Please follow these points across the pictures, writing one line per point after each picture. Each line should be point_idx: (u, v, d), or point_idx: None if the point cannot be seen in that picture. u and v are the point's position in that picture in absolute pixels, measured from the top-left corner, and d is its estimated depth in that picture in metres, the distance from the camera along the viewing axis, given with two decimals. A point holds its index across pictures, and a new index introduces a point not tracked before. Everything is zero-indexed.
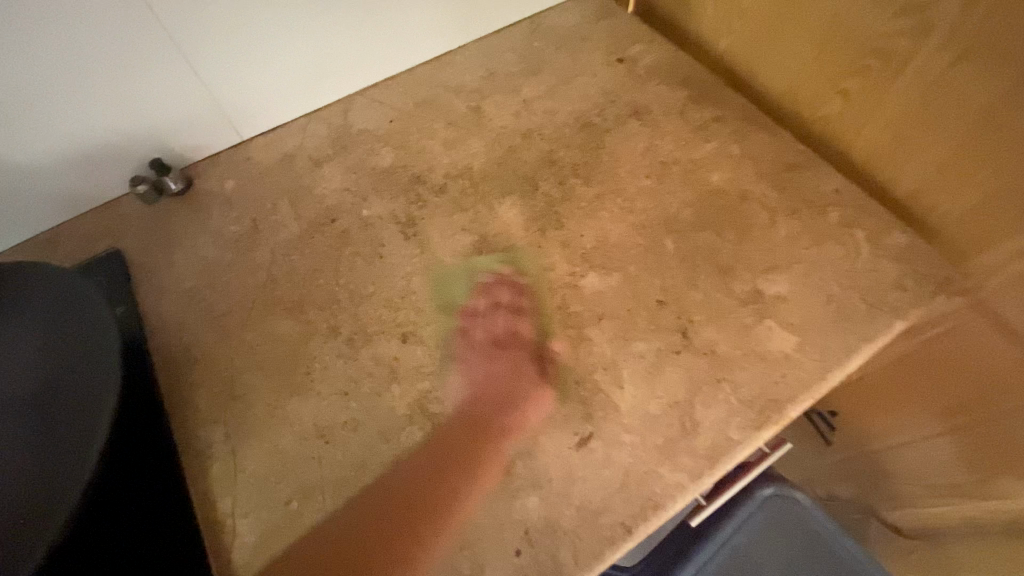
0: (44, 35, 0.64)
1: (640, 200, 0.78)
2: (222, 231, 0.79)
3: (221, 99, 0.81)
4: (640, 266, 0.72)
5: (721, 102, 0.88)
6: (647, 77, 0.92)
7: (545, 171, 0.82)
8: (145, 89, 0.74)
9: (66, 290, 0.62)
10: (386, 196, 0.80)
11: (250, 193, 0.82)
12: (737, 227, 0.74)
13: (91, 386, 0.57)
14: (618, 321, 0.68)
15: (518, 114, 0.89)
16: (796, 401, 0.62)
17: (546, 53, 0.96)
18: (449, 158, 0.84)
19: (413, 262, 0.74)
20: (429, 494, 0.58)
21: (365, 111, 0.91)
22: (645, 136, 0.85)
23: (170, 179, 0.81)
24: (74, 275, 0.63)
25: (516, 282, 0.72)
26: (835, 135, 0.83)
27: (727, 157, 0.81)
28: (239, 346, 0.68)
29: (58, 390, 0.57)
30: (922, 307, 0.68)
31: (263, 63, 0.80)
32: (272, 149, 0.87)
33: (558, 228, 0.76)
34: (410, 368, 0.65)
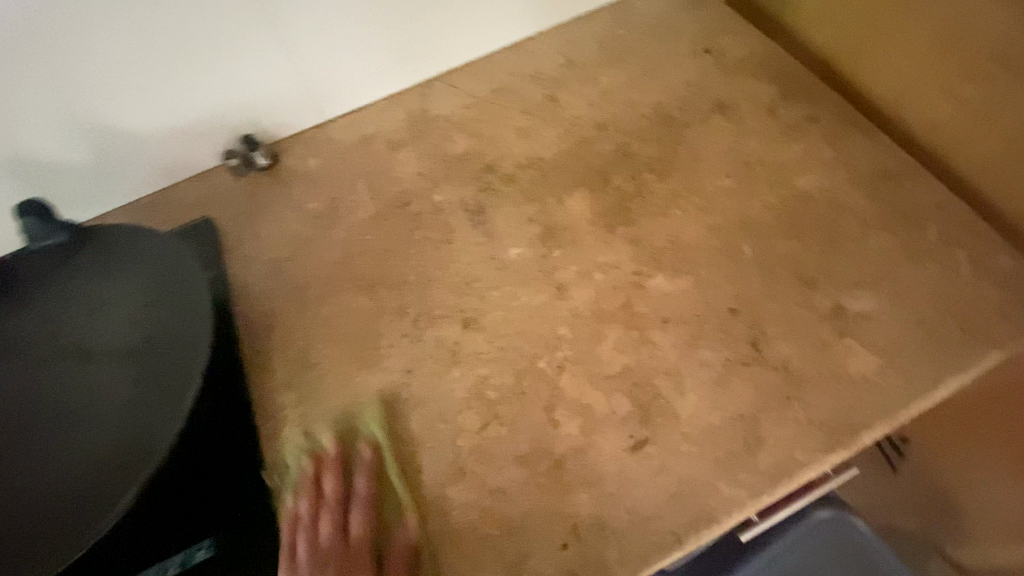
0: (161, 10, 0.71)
1: (717, 201, 0.75)
2: (302, 207, 0.83)
3: (309, 80, 0.85)
4: (712, 270, 0.69)
5: (815, 102, 0.82)
6: (735, 70, 0.87)
7: (617, 165, 0.80)
8: (242, 67, 0.79)
9: (170, 252, 0.67)
10: (457, 182, 0.82)
11: (330, 172, 0.86)
12: (822, 236, 0.70)
13: (186, 344, 0.61)
14: (684, 326, 0.66)
15: (594, 105, 0.87)
16: (873, 429, 0.58)
17: (628, 41, 0.93)
18: (521, 147, 0.84)
19: (480, 250, 0.75)
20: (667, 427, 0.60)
21: (441, 96, 0.92)
22: (729, 133, 0.80)
23: (259, 155, 0.86)
24: (173, 242, 0.68)
25: (580, 278, 0.71)
26: (939, 143, 0.76)
27: (818, 160, 0.76)
28: (312, 317, 0.72)
29: (152, 347, 0.62)
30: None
31: (350, 46, 0.83)
32: (352, 129, 0.90)
33: (628, 225, 0.75)
34: (470, 353, 0.67)
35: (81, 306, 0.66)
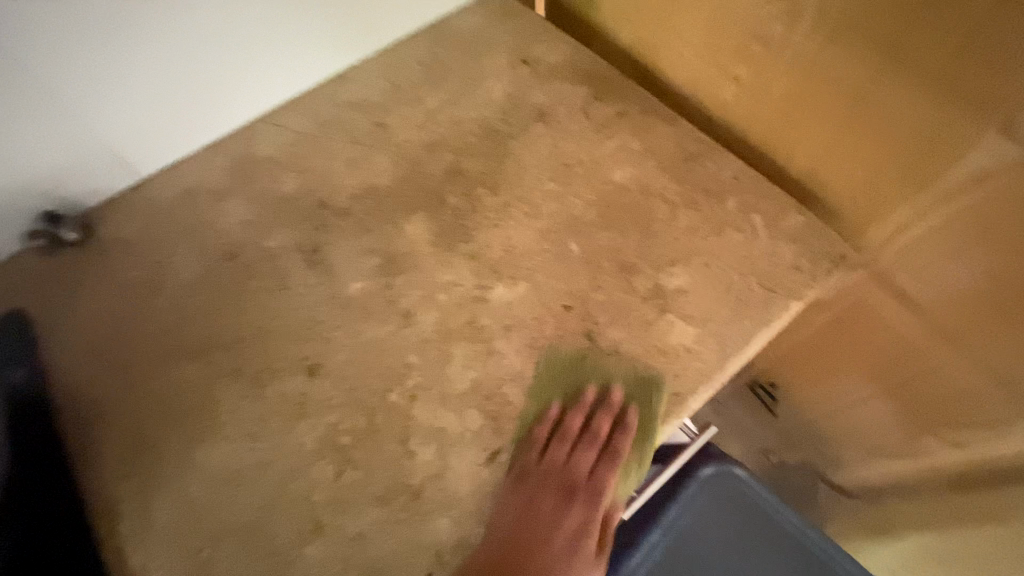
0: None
1: (544, 204, 0.78)
2: (122, 278, 0.76)
3: (110, 143, 0.78)
4: (546, 272, 0.72)
5: (623, 97, 0.88)
6: (551, 77, 0.92)
7: (450, 184, 0.82)
8: (23, 142, 0.71)
9: None
10: (289, 225, 0.79)
11: (151, 236, 0.80)
12: (639, 223, 0.75)
13: None
14: (524, 331, 0.68)
15: (423, 127, 0.88)
16: (696, 393, 0.63)
17: (449, 60, 0.95)
18: (354, 178, 0.83)
19: (320, 290, 0.73)
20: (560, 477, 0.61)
21: (267, 137, 0.88)
22: (549, 138, 0.85)
23: (65, 229, 0.78)
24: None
25: (423, 301, 0.72)
26: (730, 121, 0.85)
27: (629, 152, 0.82)
28: (145, 398, 0.67)
29: None
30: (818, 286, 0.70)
31: (150, 100, 0.77)
32: (172, 185, 0.84)
33: (466, 240, 0.76)
34: (317, 402, 0.64)
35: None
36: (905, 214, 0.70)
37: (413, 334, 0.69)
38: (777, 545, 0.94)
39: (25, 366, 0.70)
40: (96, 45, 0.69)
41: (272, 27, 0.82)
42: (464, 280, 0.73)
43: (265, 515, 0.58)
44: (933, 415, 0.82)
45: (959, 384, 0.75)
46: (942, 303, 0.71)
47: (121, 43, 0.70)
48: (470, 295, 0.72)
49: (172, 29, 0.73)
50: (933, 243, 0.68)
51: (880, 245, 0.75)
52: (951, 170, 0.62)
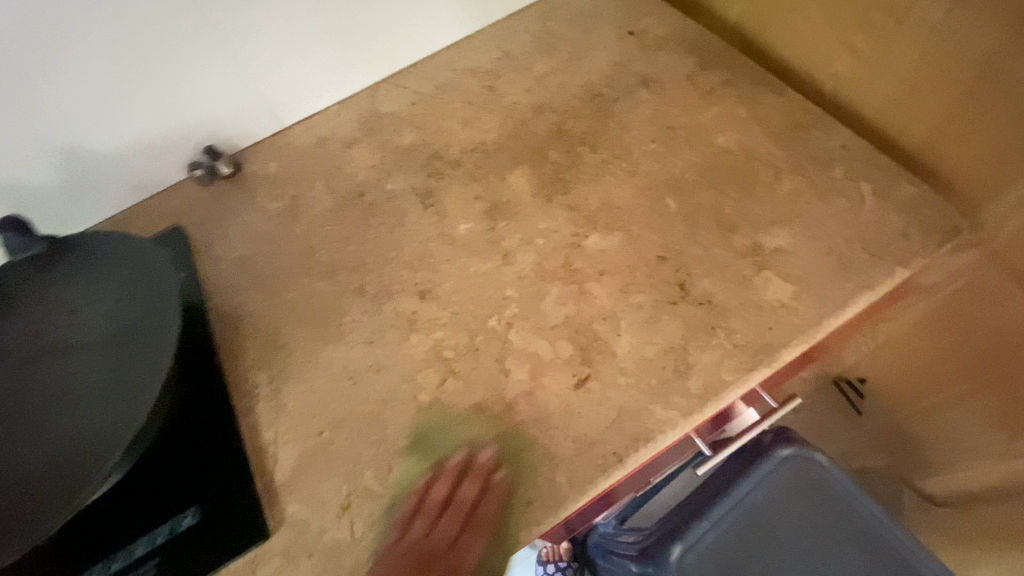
0: (108, 31, 0.74)
1: (644, 163, 0.81)
2: (265, 207, 0.88)
3: (261, 91, 0.90)
4: (643, 225, 0.75)
5: (729, 68, 0.89)
6: (657, 48, 0.95)
7: (553, 142, 0.87)
8: (194, 81, 0.84)
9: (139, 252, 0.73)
10: (407, 171, 0.88)
11: (290, 174, 0.91)
12: (739, 185, 0.76)
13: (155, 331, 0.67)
14: (617, 275, 0.71)
15: (530, 90, 0.94)
16: (789, 346, 0.64)
17: (559, 32, 1.01)
18: (465, 134, 0.91)
19: (432, 229, 0.81)
20: (632, 425, 0.62)
21: (390, 96, 0.98)
22: (652, 104, 0.87)
23: (221, 164, 0.92)
24: (145, 243, 0.74)
25: (524, 244, 0.77)
26: (843, 93, 0.84)
27: (733, 119, 0.83)
28: (279, 305, 0.78)
29: (124, 340, 0.67)
30: (930, 256, 0.68)
31: (297, 55, 0.89)
32: (309, 134, 0.96)
33: (566, 193, 0.81)
34: (426, 320, 0.72)
35: (57, 308, 0.71)
36: None
37: (512, 272, 0.75)
38: (852, 532, 0.93)
39: (186, 268, 0.83)
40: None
41: None
42: (563, 227, 0.78)
43: (379, 410, 0.66)
44: None
45: None
46: None
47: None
48: (566, 235, 0.77)
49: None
50: None
51: (1002, 223, 0.71)
52: None
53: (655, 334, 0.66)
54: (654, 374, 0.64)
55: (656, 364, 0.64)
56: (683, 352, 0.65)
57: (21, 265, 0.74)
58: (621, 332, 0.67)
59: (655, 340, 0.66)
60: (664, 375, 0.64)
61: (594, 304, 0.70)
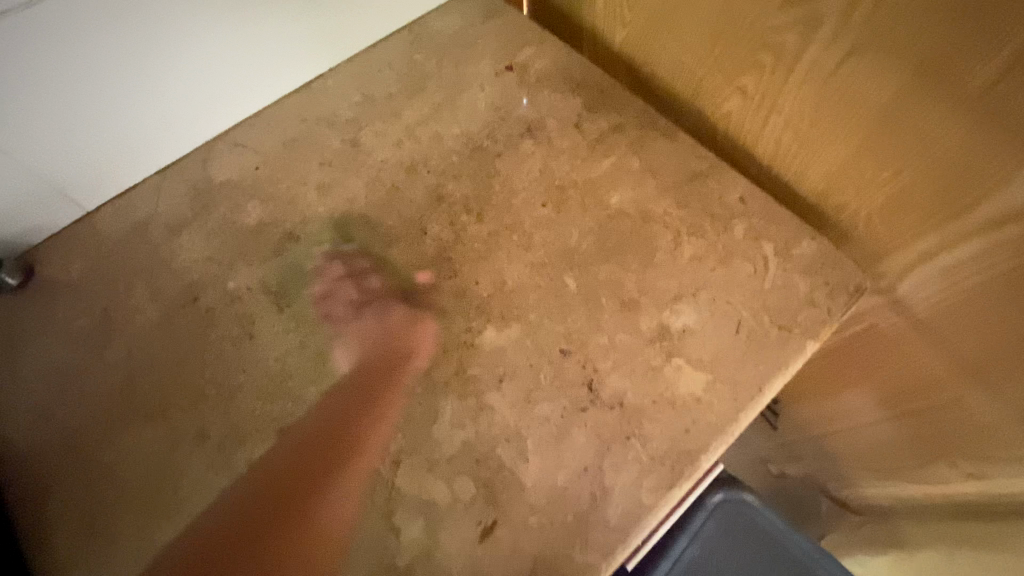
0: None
1: (536, 233, 0.71)
2: (65, 328, 0.68)
3: (44, 175, 0.69)
4: (541, 312, 0.65)
5: (617, 107, 0.81)
6: (540, 86, 0.84)
7: (432, 211, 0.74)
8: None
9: None
10: (254, 260, 0.71)
11: (100, 277, 0.71)
12: (641, 254, 0.68)
13: None
14: (518, 381, 0.61)
15: (400, 145, 0.80)
16: (708, 450, 0.59)
17: (427, 68, 0.87)
18: (325, 206, 0.75)
19: (290, 337, 0.66)
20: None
21: (226, 158, 0.80)
22: (539, 157, 0.77)
23: (1, 274, 0.70)
24: None
25: (406, 349, 0.65)
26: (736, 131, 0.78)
27: (627, 172, 0.75)
28: (94, 473, 0.60)
29: None
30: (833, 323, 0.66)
31: (88, 125, 0.68)
32: (122, 218, 0.76)
33: (451, 276, 0.69)
34: (292, 470, 0.59)
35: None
36: (928, 242, 0.64)
37: (395, 390, 0.62)
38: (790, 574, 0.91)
39: None
40: (6, 58, 0.59)
41: (229, 41, 0.73)
42: (452, 323, 0.66)
43: None
44: (947, 442, 0.78)
45: (977, 416, 0.72)
46: (969, 338, 0.67)
47: (37, 58, 0.60)
48: (455, 333, 0.65)
49: (103, 42, 0.63)
50: (962, 277, 0.63)
51: (898, 274, 0.70)
52: (982, 203, 0.57)
53: (567, 454, 0.57)
54: (569, 507, 0.55)
55: (571, 494, 0.56)
56: (599, 473, 0.57)
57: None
58: (527, 457, 0.57)
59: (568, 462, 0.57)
60: (579, 508, 0.55)
61: (496, 424, 0.59)
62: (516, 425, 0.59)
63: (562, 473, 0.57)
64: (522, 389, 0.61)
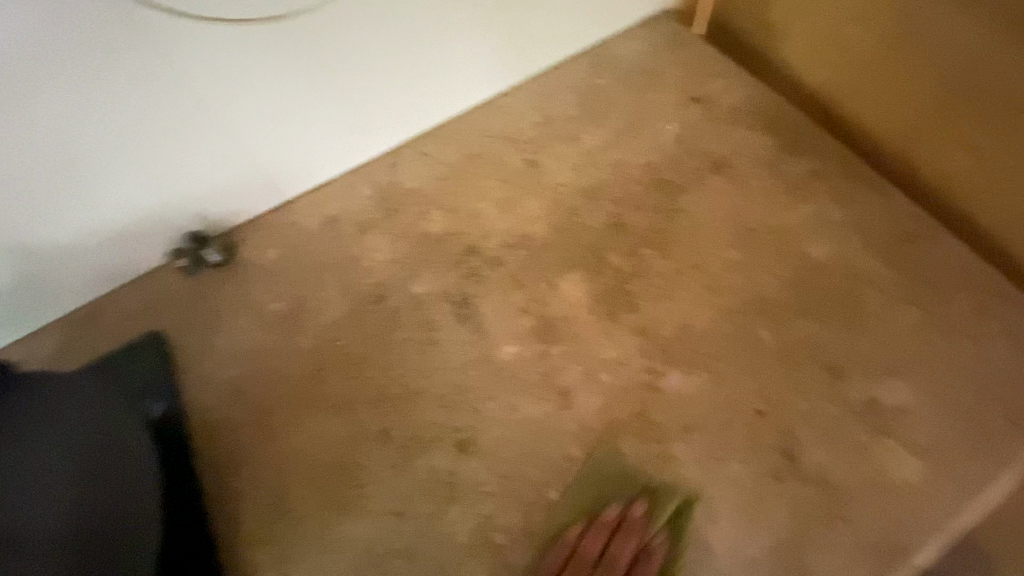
0: (70, 108, 0.59)
1: (726, 277, 0.68)
2: (262, 311, 0.73)
3: (262, 165, 0.75)
4: (732, 363, 0.62)
5: (816, 153, 0.76)
6: (729, 121, 0.81)
7: (612, 239, 0.73)
8: (183, 161, 0.69)
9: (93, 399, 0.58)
10: (437, 269, 0.74)
11: (294, 266, 0.76)
12: (844, 316, 0.64)
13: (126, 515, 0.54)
14: (707, 435, 0.59)
15: (580, 169, 0.80)
16: (921, 544, 0.55)
17: (609, 92, 0.86)
18: (505, 223, 0.76)
19: (471, 351, 0.67)
20: None
21: (411, 166, 0.83)
22: (729, 197, 0.74)
23: (210, 251, 0.75)
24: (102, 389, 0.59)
25: (585, 380, 0.63)
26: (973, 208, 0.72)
27: (829, 224, 0.70)
28: (282, 454, 0.63)
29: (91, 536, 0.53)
30: None
31: (306, 122, 0.74)
32: (315, 211, 0.80)
33: (632, 311, 0.67)
34: (469, 486, 0.59)
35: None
36: None
37: (576, 422, 0.61)
38: None
39: (164, 395, 0.68)
40: (261, 58, 0.65)
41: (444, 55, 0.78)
42: (635, 360, 0.64)
43: None
44: None
45: None
46: None
47: (283, 61, 0.66)
48: (638, 371, 0.63)
49: (343, 48, 0.69)
50: None
51: None
52: None
53: (757, 524, 0.56)
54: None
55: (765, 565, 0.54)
56: (796, 548, 0.55)
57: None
58: (714, 518, 0.56)
59: (762, 531, 0.55)
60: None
61: (684, 478, 0.57)
62: (706, 482, 0.57)
63: (756, 541, 0.55)
64: (713, 445, 0.58)
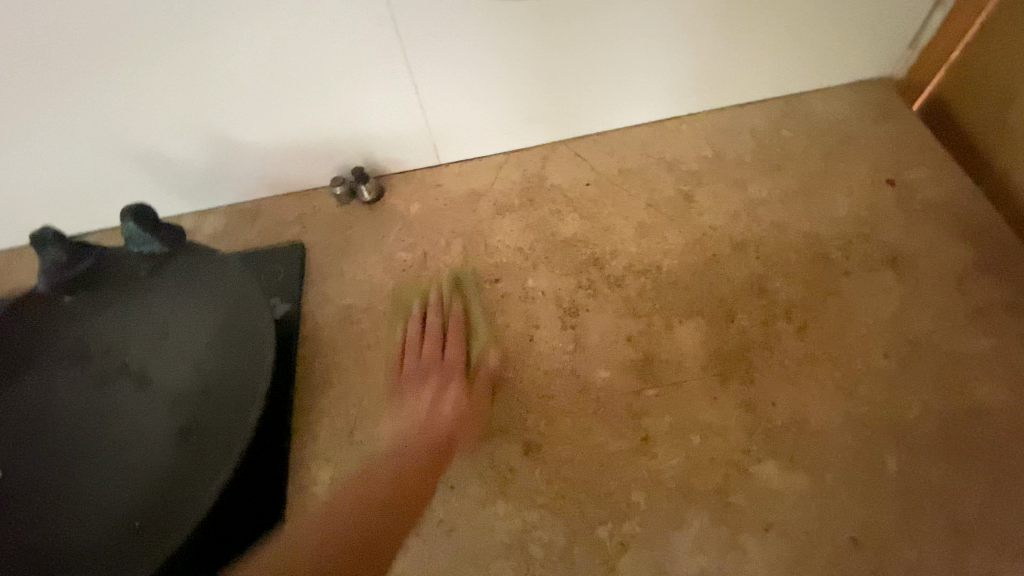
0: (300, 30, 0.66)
1: (864, 384, 0.60)
2: (390, 255, 0.78)
3: (433, 125, 0.80)
4: (840, 477, 0.56)
5: (1020, 287, 0.66)
6: (921, 217, 0.72)
7: (746, 300, 0.68)
8: (371, 104, 0.75)
9: (241, 282, 0.66)
10: (557, 270, 0.74)
11: (429, 224, 0.80)
12: (997, 477, 0.55)
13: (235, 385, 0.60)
14: (786, 540, 0.53)
15: (734, 217, 0.75)
16: None
17: (793, 148, 0.80)
18: (638, 246, 0.74)
19: (563, 361, 0.66)
20: None
21: (563, 164, 0.83)
22: (896, 299, 0.65)
23: (365, 188, 0.82)
24: (247, 277, 0.66)
25: (671, 433, 0.60)
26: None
27: (1009, 368, 0.60)
28: (368, 389, 0.67)
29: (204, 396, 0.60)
30: None
31: (487, 96, 0.77)
32: (463, 181, 0.84)
33: (744, 380, 0.62)
34: (523, 489, 0.59)
35: (150, 326, 0.64)
36: None
37: (647, 470, 0.58)
38: None
39: (291, 298, 0.75)
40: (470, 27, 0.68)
41: (634, 67, 0.76)
42: (731, 432, 0.59)
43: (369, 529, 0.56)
44: None
45: None
46: None
47: (489, 36, 0.69)
48: (731, 445, 0.58)
49: (533, 32, 0.70)
50: None
51: None
52: None
53: None
54: None
55: None
56: None
57: (44, 268, 0.66)
58: None
59: None
60: None
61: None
62: None
63: None
64: (790, 555, 0.53)
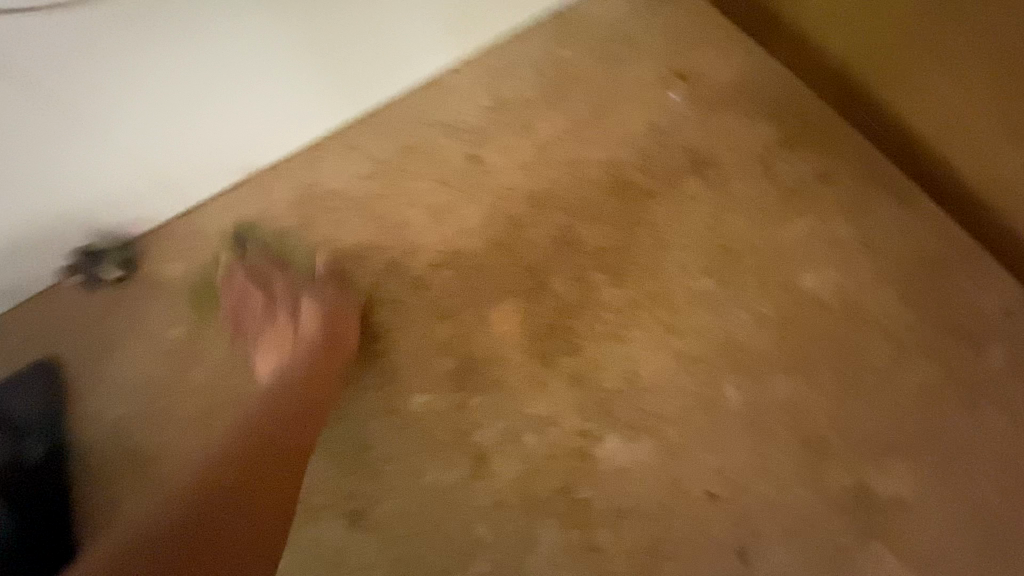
0: None
1: (691, 316, 0.54)
2: (164, 338, 0.66)
3: (156, 169, 0.61)
4: (685, 429, 0.50)
5: (830, 148, 0.59)
6: (720, 104, 0.64)
7: (557, 259, 0.60)
8: (54, 174, 0.55)
9: None
10: (351, 292, 0.62)
11: (201, 285, 0.67)
12: (840, 373, 0.50)
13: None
14: (641, 521, 0.48)
15: (530, 167, 0.65)
16: None
17: (578, 64, 0.69)
18: (434, 235, 0.64)
19: (376, 399, 0.56)
20: None
21: (332, 162, 0.69)
22: (704, 207, 0.59)
23: (108, 269, 0.64)
24: None
25: (504, 443, 0.52)
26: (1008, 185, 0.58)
27: (832, 245, 0.55)
28: None
29: None
30: None
31: (206, 113, 0.59)
32: (228, 219, 0.68)
33: (570, 353, 0.55)
34: (362, 562, 0.52)
35: None
36: None
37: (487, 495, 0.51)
38: None
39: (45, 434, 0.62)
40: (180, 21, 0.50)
41: (370, 24, 0.60)
42: (567, 418, 0.52)
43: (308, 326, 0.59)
44: None
45: None
46: None
47: (208, 21, 0.52)
48: (569, 434, 0.52)
49: (213, 24, 0.52)
50: None
51: None
52: None
53: None
54: None
55: None
56: None
57: None
58: None
59: None
60: None
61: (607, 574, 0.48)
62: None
63: None
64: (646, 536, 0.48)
